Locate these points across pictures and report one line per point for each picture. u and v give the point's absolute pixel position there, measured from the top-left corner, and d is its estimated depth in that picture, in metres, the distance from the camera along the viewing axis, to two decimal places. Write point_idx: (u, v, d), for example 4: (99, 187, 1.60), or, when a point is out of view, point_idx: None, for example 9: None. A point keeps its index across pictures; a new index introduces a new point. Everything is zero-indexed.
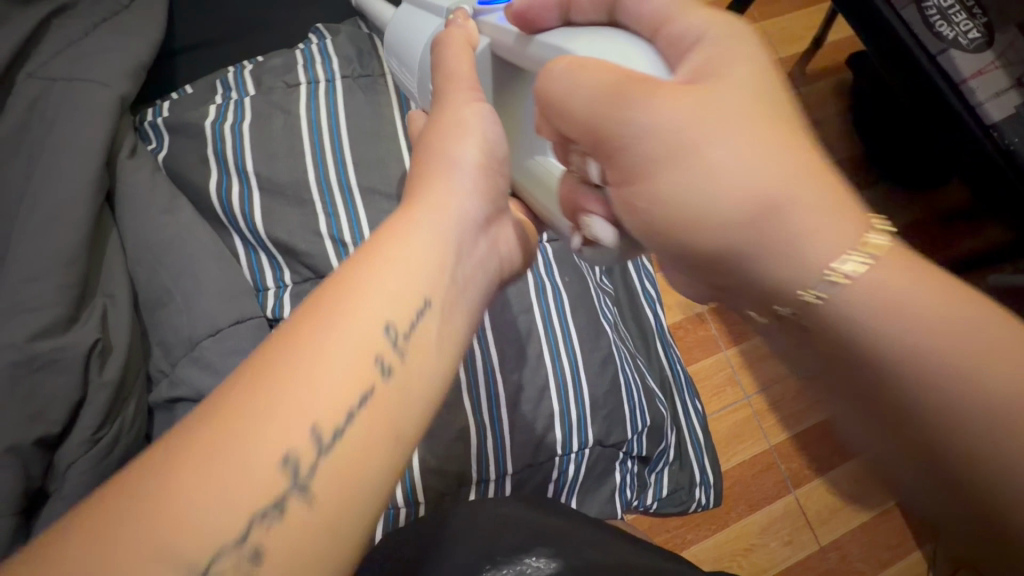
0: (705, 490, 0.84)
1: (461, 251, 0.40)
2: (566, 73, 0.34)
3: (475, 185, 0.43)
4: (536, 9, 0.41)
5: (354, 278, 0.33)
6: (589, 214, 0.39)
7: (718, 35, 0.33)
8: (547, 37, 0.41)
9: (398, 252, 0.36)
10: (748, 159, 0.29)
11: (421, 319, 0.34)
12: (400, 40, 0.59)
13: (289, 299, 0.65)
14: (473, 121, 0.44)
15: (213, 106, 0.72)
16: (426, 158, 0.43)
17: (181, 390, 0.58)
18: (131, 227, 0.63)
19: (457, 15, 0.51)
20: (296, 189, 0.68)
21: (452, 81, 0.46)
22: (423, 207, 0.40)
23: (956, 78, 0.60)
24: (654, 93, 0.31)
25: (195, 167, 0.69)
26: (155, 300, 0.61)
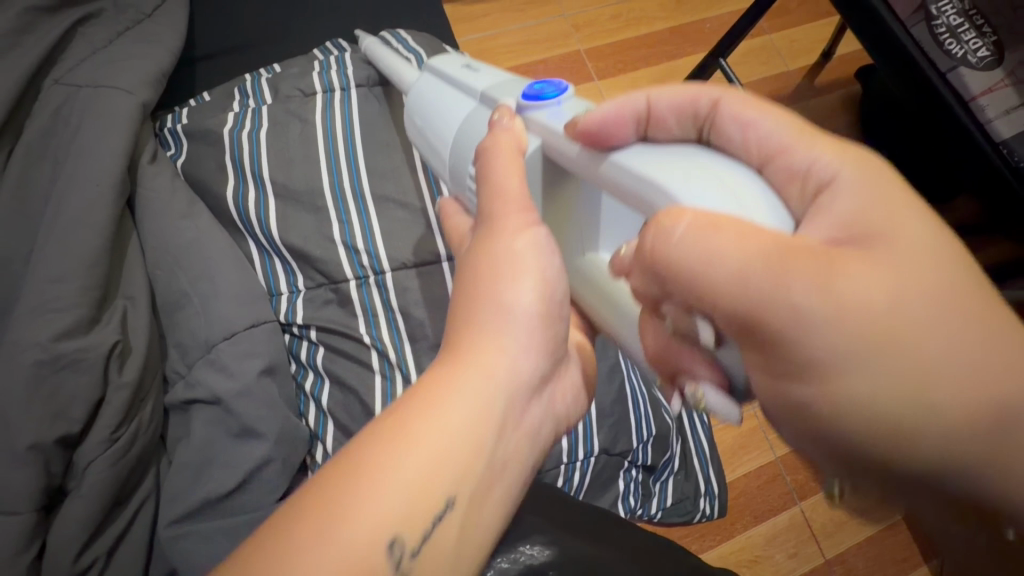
0: (710, 500, 0.85)
1: (503, 427, 0.39)
2: (715, 235, 0.30)
3: (525, 343, 0.41)
4: (609, 125, 0.38)
5: (383, 464, 0.33)
6: (696, 373, 0.37)
7: (853, 176, 0.33)
8: (627, 160, 0.37)
9: (434, 439, 0.35)
10: (969, 355, 0.29)
11: (441, 519, 0.34)
12: (430, 119, 0.57)
13: (301, 304, 0.67)
14: (530, 254, 0.42)
15: (231, 114, 0.73)
16: (469, 300, 0.42)
17: (195, 392, 0.59)
18: (151, 231, 0.64)
19: (501, 112, 0.47)
20: (311, 195, 0.69)
21: (502, 201, 0.43)
22: (468, 369, 0.39)
23: (966, 95, 0.61)
24: (839, 275, 0.29)
25: (213, 172, 0.71)
26: (173, 302, 0.62)
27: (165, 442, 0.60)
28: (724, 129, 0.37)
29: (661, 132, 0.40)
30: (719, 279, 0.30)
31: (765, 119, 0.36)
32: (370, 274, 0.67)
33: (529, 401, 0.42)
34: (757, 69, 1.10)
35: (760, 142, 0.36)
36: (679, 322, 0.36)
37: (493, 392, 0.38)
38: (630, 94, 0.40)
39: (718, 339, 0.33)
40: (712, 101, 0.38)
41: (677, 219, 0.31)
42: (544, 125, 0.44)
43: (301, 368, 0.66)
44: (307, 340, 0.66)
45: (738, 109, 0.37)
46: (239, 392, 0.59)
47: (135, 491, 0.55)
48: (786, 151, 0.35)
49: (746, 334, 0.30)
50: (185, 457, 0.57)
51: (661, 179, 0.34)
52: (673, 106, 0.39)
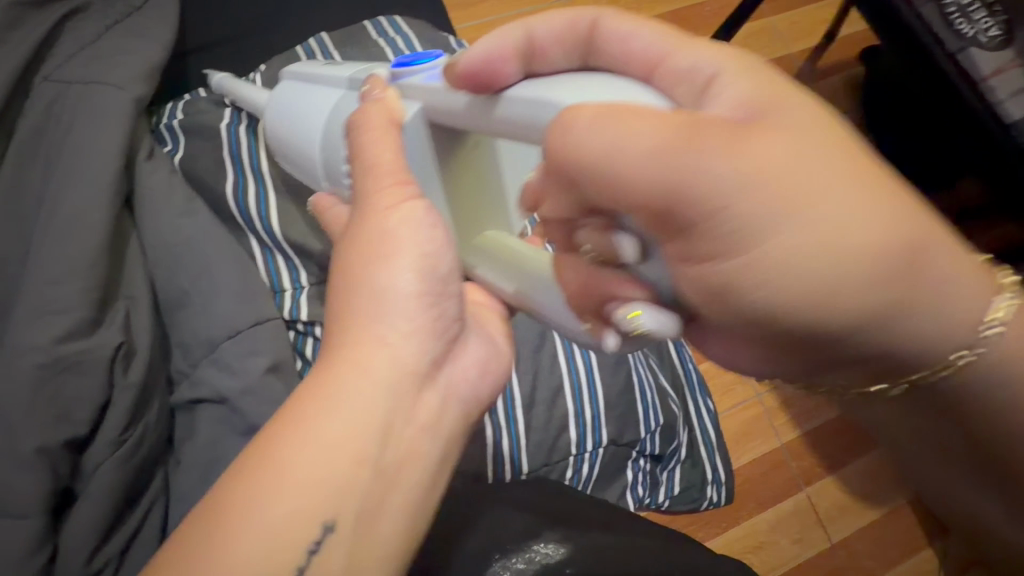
0: (717, 488, 0.85)
1: (391, 416, 0.39)
2: (604, 127, 0.26)
3: (405, 332, 0.41)
4: (494, 61, 0.34)
5: (255, 485, 0.35)
6: (623, 300, 0.31)
7: (737, 67, 0.28)
8: (517, 92, 0.33)
9: (304, 448, 0.36)
10: (880, 210, 0.24)
11: (334, 520, 0.36)
12: (298, 110, 0.56)
13: (306, 301, 0.66)
14: (403, 231, 0.41)
15: (227, 110, 0.72)
16: (347, 292, 0.41)
17: (201, 392, 0.59)
18: (150, 230, 0.64)
19: (373, 86, 0.45)
20: (312, 190, 0.68)
21: (374, 176, 0.42)
22: (343, 368, 0.39)
23: (975, 76, 0.60)
24: (747, 141, 0.24)
25: (211, 168, 0.69)
26: (175, 302, 0.62)
27: (174, 442, 0.59)
28: (603, 49, 0.32)
29: (545, 68, 0.35)
30: (618, 161, 0.25)
31: (642, 29, 0.31)
32: None
33: (423, 389, 0.41)
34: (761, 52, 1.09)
35: (642, 52, 0.30)
36: (597, 246, 0.30)
37: (369, 392, 0.39)
38: (506, 28, 0.35)
39: (644, 257, 0.29)
40: (590, 19, 0.33)
41: (577, 114, 0.27)
42: (421, 87, 0.42)
43: (306, 365, 0.65)
44: (312, 336, 0.65)
45: (615, 24, 0.31)
46: (244, 390, 0.58)
47: (145, 492, 0.55)
48: (666, 55, 0.30)
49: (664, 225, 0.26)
50: (192, 456, 0.57)
51: (549, 100, 0.31)
52: (556, 35, 0.34)
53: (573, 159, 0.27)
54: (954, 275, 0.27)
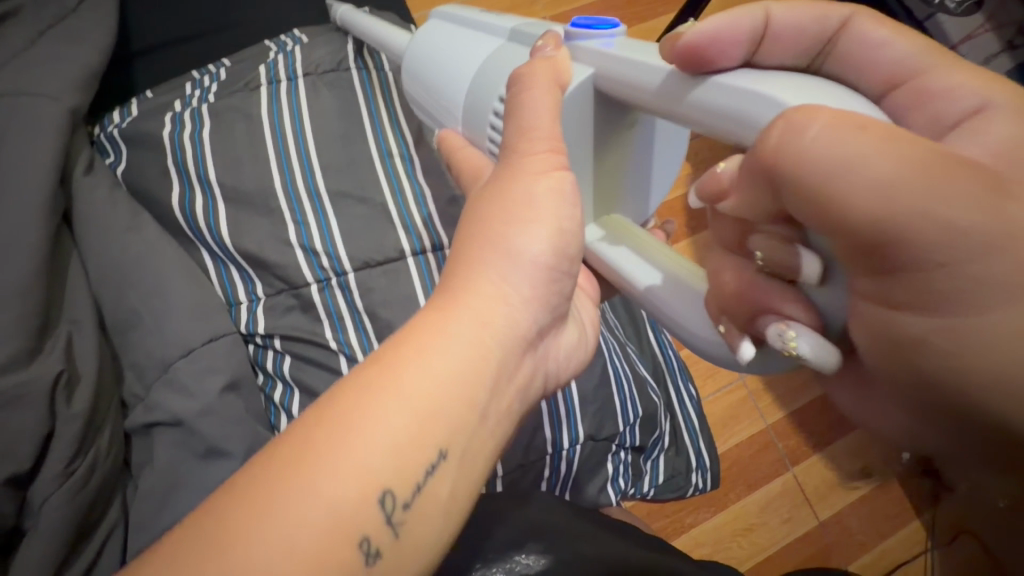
0: (702, 474, 0.84)
1: (500, 381, 0.35)
2: (840, 132, 0.22)
3: (529, 294, 0.37)
4: (721, 42, 0.33)
5: (359, 418, 0.31)
6: (784, 312, 0.29)
7: (1010, 104, 0.27)
8: (723, 78, 0.32)
9: (419, 395, 0.32)
10: None
11: (428, 478, 0.32)
12: (441, 59, 0.54)
13: (262, 313, 0.63)
14: (547, 199, 0.38)
15: (170, 115, 0.68)
16: (476, 236, 0.37)
17: (155, 415, 0.56)
18: (92, 247, 0.61)
19: (546, 40, 0.44)
20: (263, 197, 0.65)
21: (527, 135, 0.39)
22: (465, 318, 0.35)
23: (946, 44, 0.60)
24: (1010, 199, 0.22)
25: (156, 179, 0.66)
26: (124, 322, 0.59)
27: (130, 467, 0.57)
28: (849, 52, 0.33)
29: (769, 60, 0.35)
30: (854, 184, 0.22)
31: (899, 40, 0.31)
32: (332, 276, 0.63)
33: (525, 364, 0.38)
34: None
35: (890, 66, 0.31)
36: (770, 253, 0.29)
37: (486, 353, 0.35)
38: (741, 8, 0.34)
39: (824, 279, 0.27)
40: (840, 20, 0.33)
41: (809, 118, 0.23)
42: (597, 54, 0.41)
43: (269, 378, 0.64)
44: (272, 349, 0.63)
45: (870, 29, 0.32)
46: (201, 411, 0.56)
47: (101, 522, 0.53)
48: (918, 77, 0.30)
49: (870, 254, 0.23)
50: (149, 483, 0.55)
51: (760, 90, 0.29)
52: (797, 24, 0.34)
53: (786, 167, 0.24)
54: None
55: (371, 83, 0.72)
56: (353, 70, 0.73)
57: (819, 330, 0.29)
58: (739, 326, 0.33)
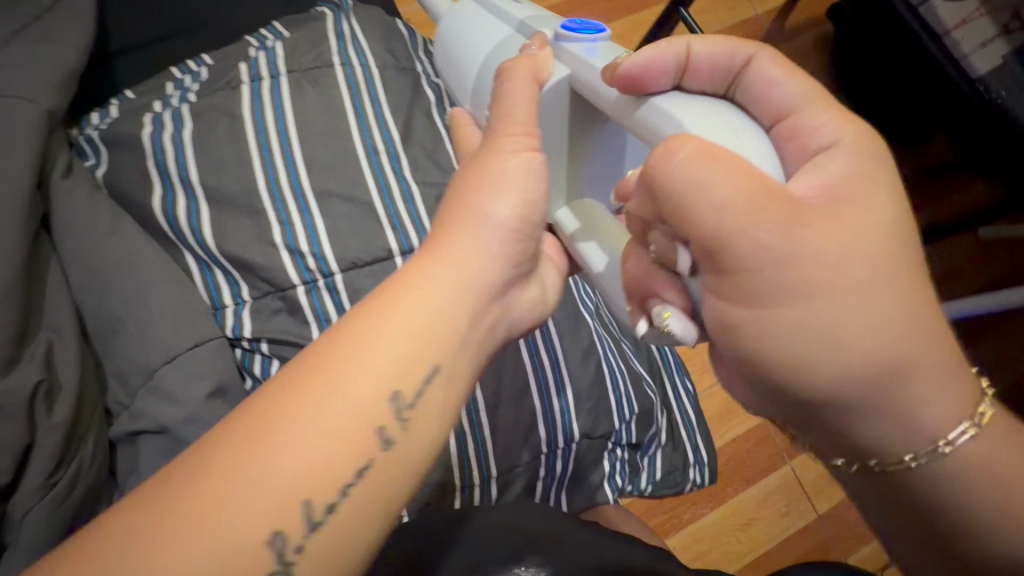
0: (699, 469, 0.83)
1: (482, 313, 0.38)
2: (697, 162, 0.31)
3: (498, 263, 0.39)
4: (654, 70, 0.38)
5: (355, 341, 0.34)
6: (668, 294, 0.39)
7: (855, 144, 0.34)
8: (660, 102, 0.38)
9: (408, 319, 0.35)
10: (900, 321, 0.31)
11: (425, 389, 0.35)
12: (453, 53, 0.57)
13: (248, 316, 0.62)
14: (517, 170, 0.40)
15: (150, 116, 0.67)
16: (450, 211, 0.40)
17: (140, 423, 0.55)
18: (73, 253, 0.59)
19: (533, 40, 0.47)
20: (247, 198, 0.64)
21: (504, 116, 0.42)
22: (447, 258, 0.37)
23: (939, 30, 0.61)
24: (807, 224, 0.31)
25: (137, 181, 0.65)
26: (106, 328, 0.58)
27: (116, 477, 0.56)
28: (754, 82, 0.37)
29: (693, 84, 0.39)
30: (697, 202, 0.31)
31: (788, 81, 0.37)
32: (318, 278, 0.62)
33: (493, 331, 0.40)
34: (720, 21, 1.09)
35: (779, 103, 0.37)
36: (662, 249, 0.37)
37: (455, 317, 0.36)
38: (672, 40, 0.38)
39: (693, 270, 0.36)
40: (748, 55, 0.38)
41: (682, 144, 0.32)
42: (574, 57, 0.45)
43: (256, 383, 0.62)
44: (259, 353, 0.62)
45: (768, 67, 0.37)
46: (187, 418, 0.55)
47: None
48: (791, 114, 0.36)
49: (707, 253, 0.32)
50: None
51: (678, 116, 0.36)
52: (711, 60, 0.39)
53: (657, 186, 0.33)
54: (934, 394, 0.33)
55: (355, 79, 0.71)
56: (337, 66, 0.71)
57: (688, 311, 0.38)
58: (639, 308, 0.42)
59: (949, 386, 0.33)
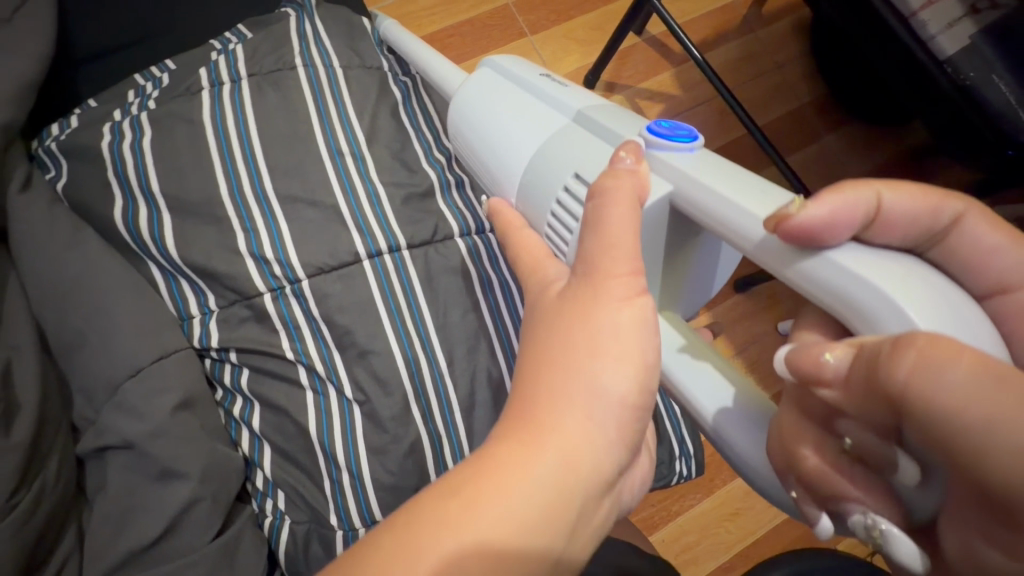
0: (685, 462, 0.80)
1: (584, 512, 0.33)
2: (978, 392, 0.21)
3: (611, 437, 0.34)
4: (834, 225, 0.31)
5: (446, 530, 0.30)
6: (870, 501, 0.29)
7: None
8: (849, 263, 0.30)
9: (509, 518, 0.31)
10: None
11: None
12: (495, 136, 0.50)
13: (215, 326, 0.61)
14: (629, 331, 0.34)
15: (109, 125, 0.66)
16: (557, 370, 0.34)
17: (106, 439, 0.54)
18: (32, 268, 0.58)
19: (625, 151, 0.40)
20: (209, 205, 0.62)
21: (611, 252, 0.35)
22: (554, 446, 0.32)
23: (905, 11, 0.60)
24: None
25: (97, 193, 0.64)
26: (68, 344, 0.57)
27: (84, 493, 0.56)
28: (958, 250, 0.32)
29: (880, 238, 0.32)
30: (994, 445, 0.21)
31: (1007, 247, 0.32)
32: (286, 285, 0.61)
33: (604, 506, 0.35)
34: (697, 7, 1.08)
35: (998, 274, 0.32)
36: (862, 442, 0.29)
37: (566, 498, 0.32)
38: (858, 186, 0.31)
39: (921, 485, 0.27)
40: (957, 217, 0.32)
41: (948, 358, 0.22)
42: (679, 172, 0.39)
43: (227, 393, 0.62)
44: (228, 363, 0.61)
45: (981, 232, 0.32)
46: (153, 433, 0.54)
47: (52, 555, 0.51)
48: (1010, 292, 0.32)
49: (997, 509, 0.22)
50: (105, 509, 0.53)
51: (885, 288, 0.29)
52: (910, 214, 0.31)
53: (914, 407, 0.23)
54: None
55: (319, 80, 0.69)
56: (299, 68, 0.69)
57: (903, 526, 0.28)
58: (813, 498, 0.32)
59: None
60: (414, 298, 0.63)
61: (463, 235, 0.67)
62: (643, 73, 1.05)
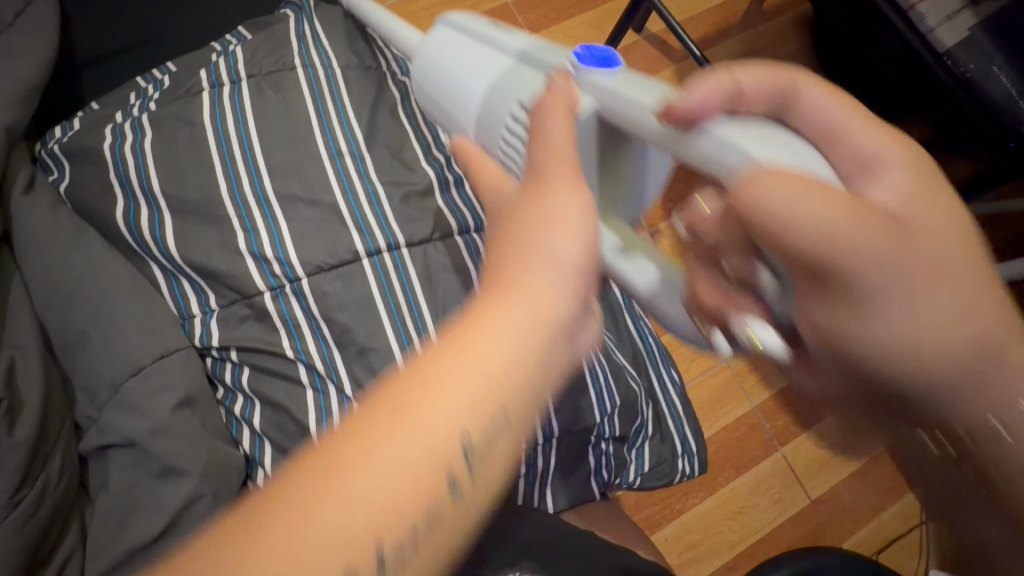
0: (689, 459, 0.78)
1: (553, 363, 0.33)
2: (792, 194, 0.30)
3: (571, 298, 0.33)
4: (710, 108, 0.34)
5: (422, 385, 0.29)
6: (746, 313, 0.37)
7: (909, 166, 0.34)
8: (726, 137, 0.34)
9: (483, 367, 0.30)
10: (960, 316, 0.33)
11: (496, 446, 0.30)
12: (449, 82, 0.51)
13: (215, 325, 0.62)
14: (575, 213, 0.34)
15: (111, 127, 0.66)
16: (513, 248, 0.35)
17: (108, 437, 0.55)
18: (35, 269, 0.59)
19: (555, 76, 0.42)
20: (210, 206, 0.63)
21: (554, 156, 0.36)
22: (517, 301, 0.32)
23: (904, 5, 0.60)
24: (893, 233, 0.31)
25: (99, 194, 0.64)
26: (71, 344, 0.58)
27: (87, 490, 0.56)
28: (807, 115, 0.35)
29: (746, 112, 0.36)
30: (801, 226, 0.30)
31: (842, 104, 0.35)
32: (285, 284, 0.62)
33: (566, 380, 0.34)
34: (697, 4, 1.07)
35: (835, 128, 0.35)
36: (738, 269, 0.37)
37: (536, 359, 0.31)
38: (719, 74, 0.35)
39: (777, 291, 0.35)
40: (798, 83, 0.35)
41: (770, 180, 0.31)
42: (599, 86, 0.40)
43: (228, 391, 0.62)
44: (229, 362, 0.62)
45: (821, 96, 0.35)
46: (154, 431, 0.55)
47: (54, 551, 0.51)
48: (847, 141, 0.34)
49: (807, 277, 0.32)
50: (106, 506, 0.54)
51: (753, 152, 0.32)
52: (761, 87, 0.36)
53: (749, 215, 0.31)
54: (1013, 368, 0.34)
55: (318, 80, 0.70)
56: (298, 69, 0.70)
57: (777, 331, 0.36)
58: (709, 321, 0.40)
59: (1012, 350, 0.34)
60: (413, 297, 0.62)
61: (462, 234, 0.68)
62: (644, 71, 1.05)
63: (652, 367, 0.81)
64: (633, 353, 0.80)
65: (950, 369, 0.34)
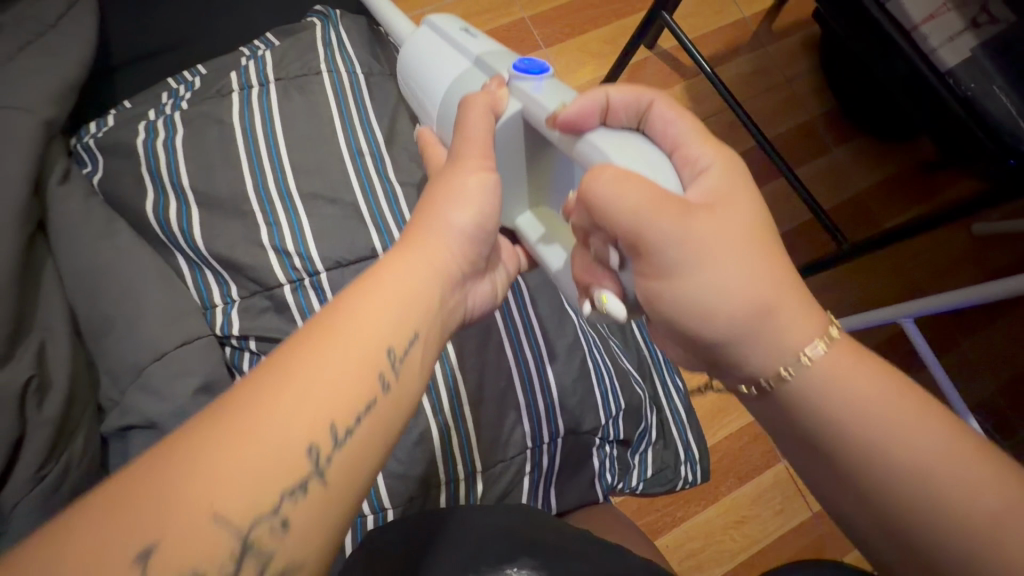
0: (691, 466, 0.79)
1: (445, 296, 0.44)
2: (615, 182, 0.39)
3: (460, 252, 0.46)
4: (582, 116, 0.44)
5: (353, 300, 0.39)
6: (604, 287, 0.45)
7: (723, 168, 0.41)
8: (592, 140, 0.44)
9: (393, 295, 0.40)
10: (747, 282, 0.38)
11: (412, 349, 0.40)
12: (423, 77, 0.59)
13: (236, 315, 0.64)
14: (477, 188, 0.46)
15: (145, 123, 0.69)
16: (398, 243, 0.45)
17: (130, 418, 0.57)
18: (68, 255, 0.61)
19: (491, 82, 0.51)
20: (236, 201, 0.66)
21: (467, 143, 0.47)
22: (423, 250, 0.43)
23: (907, 24, 0.63)
24: (691, 214, 0.38)
25: (130, 186, 0.67)
26: (98, 328, 0.60)
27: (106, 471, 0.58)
28: (656, 127, 0.44)
29: (615, 125, 0.45)
30: (615, 209, 0.39)
31: (680, 119, 0.43)
32: (305, 277, 0.64)
33: (452, 314, 0.47)
34: (709, 22, 1.10)
35: (672, 137, 0.43)
36: (599, 250, 0.45)
37: (431, 288, 0.42)
38: (592, 91, 0.45)
39: (621, 264, 0.43)
40: (651, 101, 0.44)
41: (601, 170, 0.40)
42: (526, 94, 0.50)
43: None
44: (247, 351, 0.64)
45: (665, 110, 0.44)
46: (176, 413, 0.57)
47: None
48: (681, 149, 0.43)
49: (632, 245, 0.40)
50: None
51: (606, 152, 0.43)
52: (625, 104, 0.44)
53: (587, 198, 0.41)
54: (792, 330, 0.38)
55: (343, 85, 0.73)
56: (324, 74, 0.73)
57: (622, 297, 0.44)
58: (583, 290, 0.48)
59: (799, 315, 0.38)
60: None
61: None
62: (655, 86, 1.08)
63: (656, 372, 0.83)
64: (639, 358, 0.82)
65: (740, 325, 0.38)
